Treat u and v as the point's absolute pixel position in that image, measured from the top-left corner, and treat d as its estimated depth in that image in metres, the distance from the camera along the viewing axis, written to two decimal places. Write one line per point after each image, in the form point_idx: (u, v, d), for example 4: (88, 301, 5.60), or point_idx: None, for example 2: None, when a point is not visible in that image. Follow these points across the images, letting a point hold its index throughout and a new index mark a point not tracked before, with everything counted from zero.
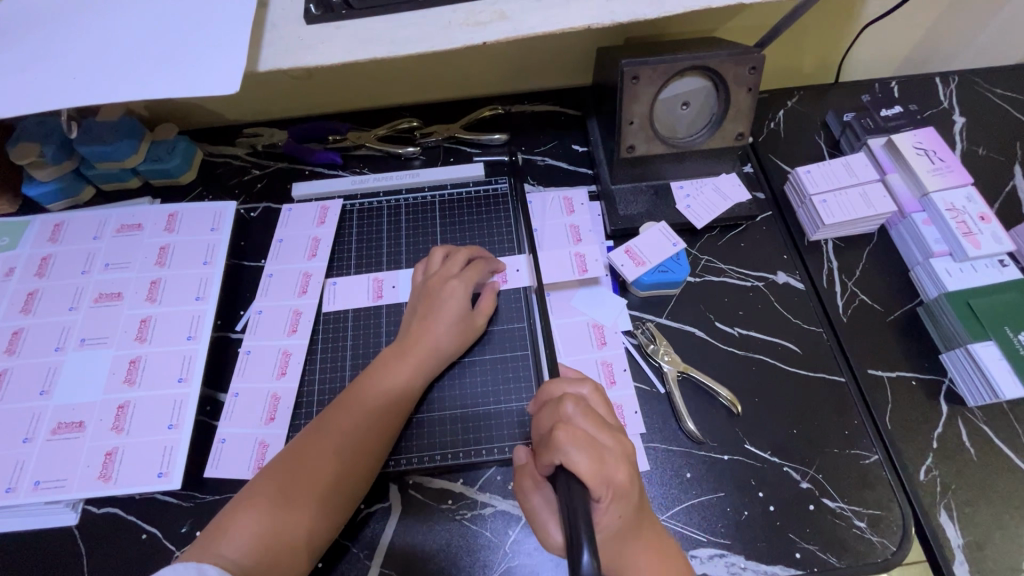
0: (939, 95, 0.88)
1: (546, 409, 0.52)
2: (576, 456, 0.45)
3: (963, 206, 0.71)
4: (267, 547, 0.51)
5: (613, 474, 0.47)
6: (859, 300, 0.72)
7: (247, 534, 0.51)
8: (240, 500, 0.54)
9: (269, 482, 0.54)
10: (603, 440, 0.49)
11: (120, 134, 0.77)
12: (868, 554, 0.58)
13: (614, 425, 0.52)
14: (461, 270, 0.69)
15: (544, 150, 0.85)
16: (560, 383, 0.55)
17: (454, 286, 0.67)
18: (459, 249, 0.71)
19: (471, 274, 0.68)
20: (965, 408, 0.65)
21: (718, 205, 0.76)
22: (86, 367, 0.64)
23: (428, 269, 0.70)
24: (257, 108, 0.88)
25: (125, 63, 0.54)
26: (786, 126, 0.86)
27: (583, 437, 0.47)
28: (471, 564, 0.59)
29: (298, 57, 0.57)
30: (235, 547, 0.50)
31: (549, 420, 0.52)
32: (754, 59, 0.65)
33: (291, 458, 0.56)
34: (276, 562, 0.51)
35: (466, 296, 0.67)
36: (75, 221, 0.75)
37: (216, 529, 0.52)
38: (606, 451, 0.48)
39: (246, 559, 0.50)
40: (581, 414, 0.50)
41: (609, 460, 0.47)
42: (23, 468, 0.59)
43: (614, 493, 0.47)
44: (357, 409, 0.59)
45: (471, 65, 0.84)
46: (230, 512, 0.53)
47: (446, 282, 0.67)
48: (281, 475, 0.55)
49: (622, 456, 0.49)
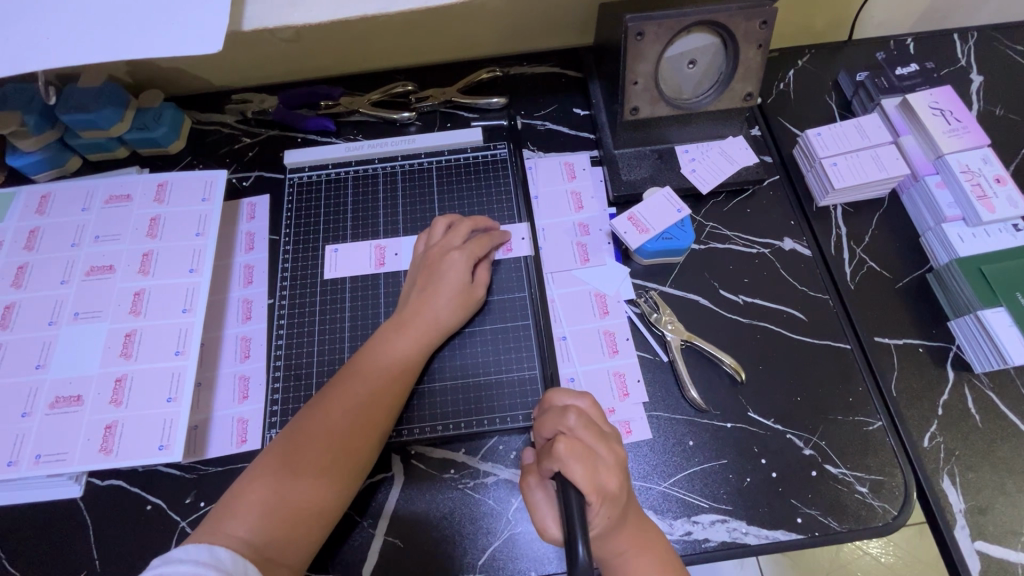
0: (955, 52, 0.84)
1: (548, 417, 0.55)
2: (571, 468, 0.48)
3: (978, 167, 0.69)
4: (279, 524, 0.51)
5: (609, 485, 0.49)
6: (867, 266, 0.70)
7: (256, 513, 0.51)
8: (249, 477, 0.53)
9: (274, 460, 0.54)
10: (599, 450, 0.51)
11: (104, 101, 0.74)
12: (868, 519, 0.59)
13: (612, 433, 0.55)
14: (464, 241, 0.67)
15: (544, 114, 0.82)
16: (562, 393, 0.57)
17: (453, 257, 0.65)
18: (462, 219, 0.69)
19: (474, 245, 0.67)
20: (971, 374, 0.64)
21: (724, 169, 0.74)
22: (80, 340, 0.63)
23: (430, 239, 0.68)
24: (245, 73, 0.84)
25: (103, 22, 0.51)
26: (797, 86, 0.83)
27: (579, 448, 0.49)
28: (474, 532, 0.60)
29: (284, 15, 0.54)
30: (246, 526, 0.50)
31: (550, 429, 0.54)
32: (766, 13, 0.62)
33: (295, 438, 0.55)
34: (287, 540, 0.51)
35: (467, 267, 0.65)
36: (62, 192, 0.72)
37: (226, 507, 0.52)
38: (600, 461, 0.50)
39: (257, 538, 0.50)
40: (582, 425, 0.52)
41: (603, 470, 0.50)
42: (24, 442, 0.59)
43: (606, 501, 0.49)
44: (359, 384, 0.59)
45: (467, 24, 0.80)
46: (237, 492, 0.53)
47: (446, 253, 0.66)
48: (288, 455, 0.54)
49: (617, 465, 0.51)
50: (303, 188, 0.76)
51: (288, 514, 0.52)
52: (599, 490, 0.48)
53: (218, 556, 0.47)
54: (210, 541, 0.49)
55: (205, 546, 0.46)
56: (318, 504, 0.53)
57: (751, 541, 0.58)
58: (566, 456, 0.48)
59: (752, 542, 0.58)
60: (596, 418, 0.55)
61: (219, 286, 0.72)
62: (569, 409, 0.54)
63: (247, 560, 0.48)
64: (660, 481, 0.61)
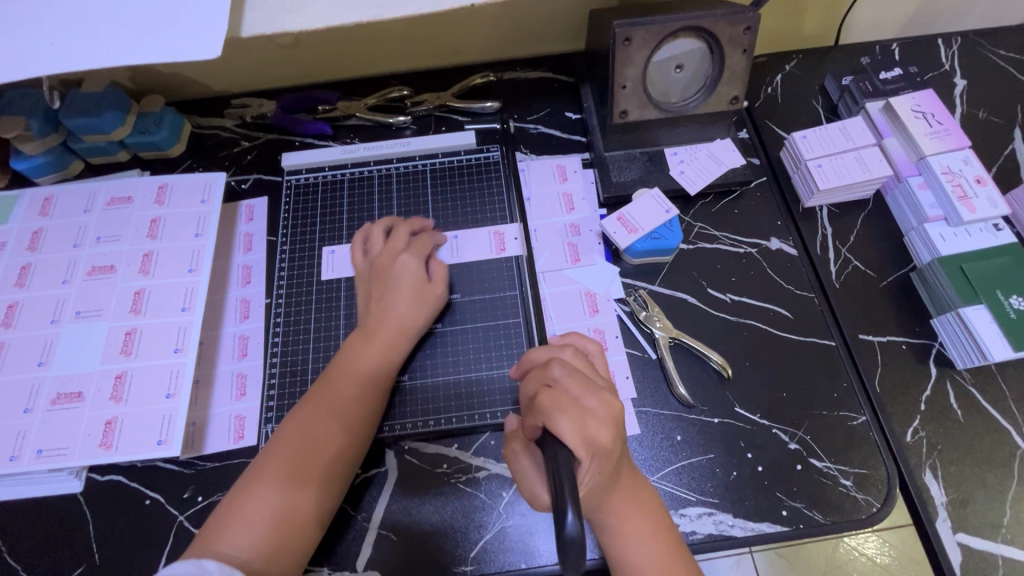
0: (939, 56, 0.86)
1: (533, 374, 0.55)
2: (562, 421, 0.48)
3: (959, 168, 0.70)
4: (269, 538, 0.52)
5: (600, 437, 0.50)
6: (852, 265, 0.72)
7: (244, 525, 0.52)
8: (232, 497, 0.54)
9: (255, 479, 0.55)
10: (588, 405, 0.51)
11: (106, 105, 0.76)
12: (852, 512, 0.60)
13: (603, 385, 0.55)
14: (407, 243, 0.69)
15: (537, 118, 0.83)
16: (547, 351, 0.58)
17: (403, 261, 0.67)
18: (408, 221, 0.71)
19: (417, 247, 0.69)
20: (954, 370, 0.66)
21: (712, 171, 0.76)
22: (81, 339, 0.65)
23: (376, 241, 0.70)
24: (245, 78, 0.86)
25: (106, 29, 0.53)
26: (784, 90, 0.84)
27: (565, 403, 0.50)
28: (466, 525, 0.61)
29: (281, 22, 0.56)
30: (237, 543, 0.52)
31: (535, 384, 0.54)
32: (750, 19, 0.64)
33: (273, 452, 0.57)
34: (278, 546, 0.53)
35: (418, 268, 0.67)
36: (65, 194, 0.74)
37: (213, 528, 0.53)
38: (590, 415, 0.51)
39: (249, 548, 0.51)
40: (566, 376, 0.53)
41: (593, 423, 0.50)
42: (25, 437, 0.60)
43: (597, 454, 0.50)
44: (331, 393, 0.60)
45: (462, 31, 0.82)
46: (224, 509, 0.54)
47: (396, 257, 0.67)
48: (270, 467, 0.56)
49: (607, 419, 0.52)
50: (301, 190, 0.78)
51: (277, 527, 0.53)
52: (590, 444, 0.49)
53: (205, 566, 0.46)
54: (203, 556, 0.50)
55: (193, 560, 0.45)
56: (307, 513, 0.55)
57: (737, 533, 0.59)
58: (556, 412, 0.49)
59: (738, 535, 0.59)
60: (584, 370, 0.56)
61: (218, 285, 0.73)
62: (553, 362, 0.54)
63: (238, 568, 0.49)
64: (650, 474, 0.62)
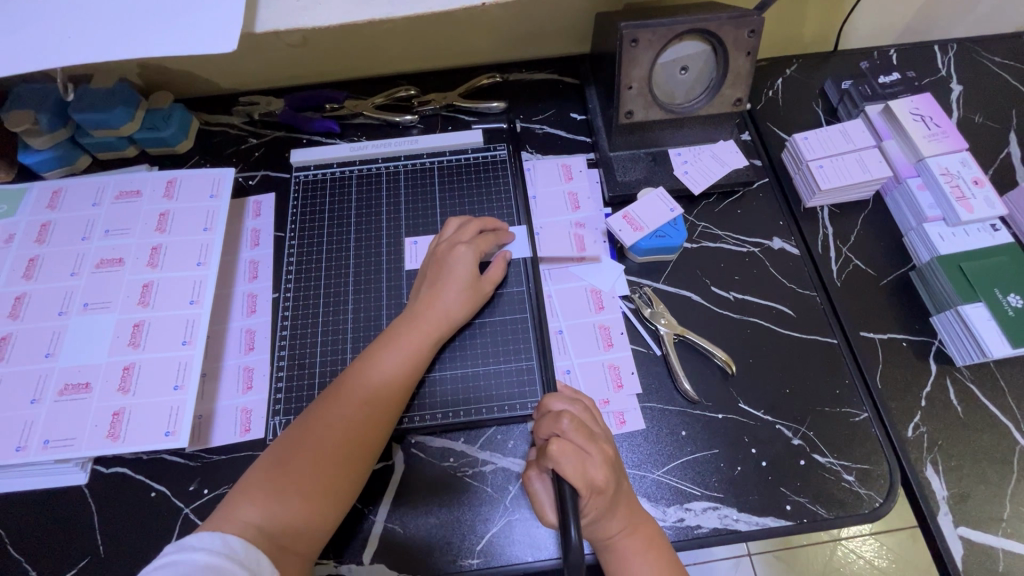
0: (936, 63, 0.88)
1: (544, 421, 0.58)
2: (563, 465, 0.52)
3: (957, 170, 0.72)
4: (293, 513, 0.53)
5: (597, 479, 0.53)
6: (853, 264, 0.73)
7: (270, 501, 0.52)
8: (263, 466, 0.55)
9: (287, 453, 0.55)
10: (589, 450, 0.55)
11: (115, 100, 0.76)
12: (855, 506, 0.60)
13: (603, 435, 0.58)
14: (472, 238, 0.69)
15: (543, 118, 0.85)
16: (559, 398, 0.61)
17: (460, 252, 0.67)
18: (473, 219, 0.71)
19: (481, 243, 0.69)
20: (953, 367, 0.67)
21: (715, 171, 0.77)
22: (89, 330, 0.65)
23: (441, 237, 0.71)
24: (253, 76, 0.87)
25: (122, 22, 0.54)
26: (785, 94, 0.86)
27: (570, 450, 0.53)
28: (471, 519, 0.61)
29: (294, 18, 0.57)
30: (261, 514, 0.52)
31: (546, 432, 0.58)
32: (753, 22, 0.65)
33: (305, 431, 0.57)
34: (300, 527, 0.53)
35: (474, 261, 0.67)
36: (74, 188, 0.74)
37: (239, 496, 0.53)
38: (589, 460, 0.54)
39: (273, 525, 0.51)
40: (573, 427, 0.56)
41: (592, 466, 0.53)
42: (32, 429, 0.60)
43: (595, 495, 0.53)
44: (368, 376, 0.60)
45: (468, 32, 0.83)
46: (251, 481, 0.54)
47: (454, 248, 0.68)
48: (302, 451, 0.55)
49: (606, 464, 0.54)
50: (308, 187, 0.79)
51: (302, 504, 0.53)
52: (588, 485, 0.52)
53: (230, 544, 0.48)
54: (224, 528, 0.50)
55: (218, 534, 0.48)
56: (330, 494, 0.55)
57: (741, 527, 0.60)
58: (558, 456, 0.53)
59: (743, 529, 0.60)
60: (588, 421, 0.59)
61: (225, 280, 0.74)
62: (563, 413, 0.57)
63: (261, 550, 0.49)
64: (654, 469, 0.62)
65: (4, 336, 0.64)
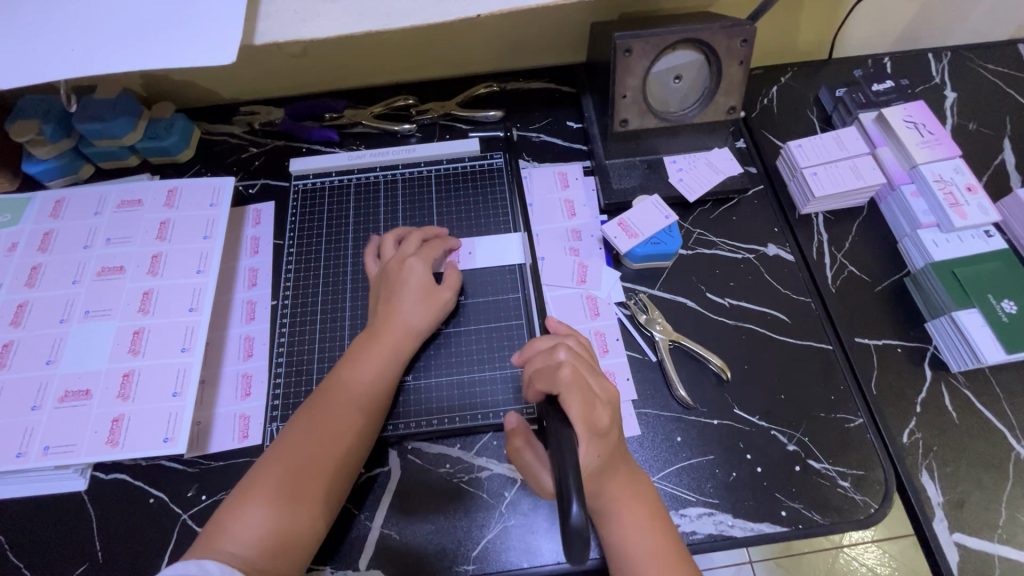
0: (930, 71, 0.89)
1: (539, 354, 0.57)
2: (567, 399, 0.51)
3: (950, 176, 0.72)
4: (267, 539, 0.52)
5: (601, 419, 0.52)
6: (848, 271, 0.73)
7: (244, 531, 0.52)
8: (230, 499, 0.54)
9: (258, 482, 0.55)
10: (589, 382, 0.54)
11: (118, 110, 0.77)
12: (850, 512, 0.60)
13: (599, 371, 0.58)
14: (417, 248, 0.70)
15: (539, 127, 0.86)
16: (551, 337, 0.60)
17: (413, 264, 0.68)
18: (419, 229, 0.72)
19: (428, 252, 0.70)
20: (948, 373, 0.67)
21: (710, 178, 0.77)
22: (89, 338, 0.65)
23: (389, 251, 0.71)
24: (254, 86, 0.88)
25: (125, 35, 0.55)
26: (780, 102, 0.87)
27: (572, 382, 0.52)
28: (468, 524, 0.61)
29: (293, 30, 0.58)
30: (236, 544, 0.51)
31: (541, 363, 0.56)
32: (746, 32, 0.66)
33: (275, 458, 0.57)
34: (283, 546, 0.52)
35: (426, 270, 0.68)
36: (76, 197, 0.75)
37: (213, 531, 0.52)
38: (593, 399, 0.53)
39: (249, 552, 0.51)
40: (573, 359, 0.55)
41: (597, 406, 0.53)
42: (32, 435, 0.61)
43: (598, 437, 0.52)
44: (332, 401, 0.60)
45: (466, 42, 0.84)
46: (222, 515, 0.53)
47: (404, 261, 0.68)
48: (273, 473, 0.55)
49: (608, 402, 0.54)
50: (307, 195, 0.80)
51: (276, 528, 0.53)
52: (593, 424, 0.52)
53: (206, 569, 0.47)
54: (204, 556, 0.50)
55: (193, 562, 0.47)
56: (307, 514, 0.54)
57: (736, 533, 0.60)
58: (561, 386, 0.52)
59: (738, 535, 0.60)
60: (585, 356, 0.58)
61: (224, 287, 0.74)
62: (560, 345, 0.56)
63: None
64: (650, 475, 0.63)
65: (6, 343, 0.65)
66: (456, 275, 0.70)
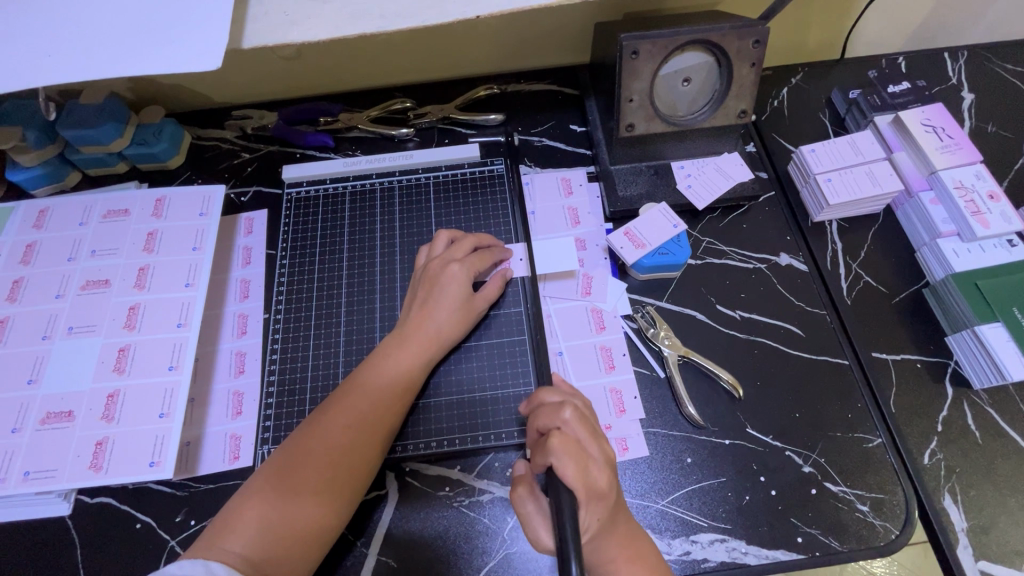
0: (947, 71, 0.85)
1: (544, 411, 0.55)
2: (563, 464, 0.49)
3: (971, 183, 0.69)
4: (275, 543, 0.50)
5: (598, 483, 0.50)
6: (863, 281, 0.70)
7: (254, 533, 0.50)
8: (244, 494, 0.53)
9: (270, 483, 0.53)
10: (589, 446, 0.52)
11: (104, 116, 0.74)
12: (870, 538, 0.58)
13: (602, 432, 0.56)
14: (465, 255, 0.66)
15: (542, 131, 0.83)
16: (560, 390, 0.58)
17: (454, 270, 0.64)
18: (466, 235, 0.69)
19: (475, 261, 0.66)
20: (970, 390, 0.64)
21: (719, 185, 0.74)
22: (72, 356, 0.63)
23: (431, 252, 0.68)
24: (246, 89, 0.85)
25: (104, 39, 0.52)
26: (790, 104, 0.84)
27: (571, 447, 0.51)
28: (468, 551, 0.59)
29: (282, 34, 0.55)
30: (243, 544, 0.49)
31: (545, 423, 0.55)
32: (758, 32, 0.63)
33: (290, 457, 0.54)
34: (284, 557, 0.50)
35: (467, 281, 0.65)
36: (61, 206, 0.72)
37: (220, 526, 0.51)
38: (590, 460, 0.51)
39: (255, 554, 0.49)
40: (575, 420, 0.53)
41: (594, 467, 0.51)
42: (12, 459, 0.58)
43: (595, 500, 0.50)
44: (355, 404, 0.58)
45: (464, 43, 0.81)
46: (233, 510, 0.51)
47: (445, 266, 0.65)
48: (284, 473, 0.53)
49: (607, 465, 0.52)
50: (301, 204, 0.77)
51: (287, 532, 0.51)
52: (588, 487, 0.50)
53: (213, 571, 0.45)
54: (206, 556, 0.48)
55: (200, 562, 0.45)
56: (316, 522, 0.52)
57: (750, 561, 0.57)
58: (558, 452, 0.50)
59: (752, 562, 0.57)
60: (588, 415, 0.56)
61: (215, 300, 0.72)
62: (564, 404, 0.54)
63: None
64: (658, 499, 0.60)
65: None
66: (497, 283, 0.67)
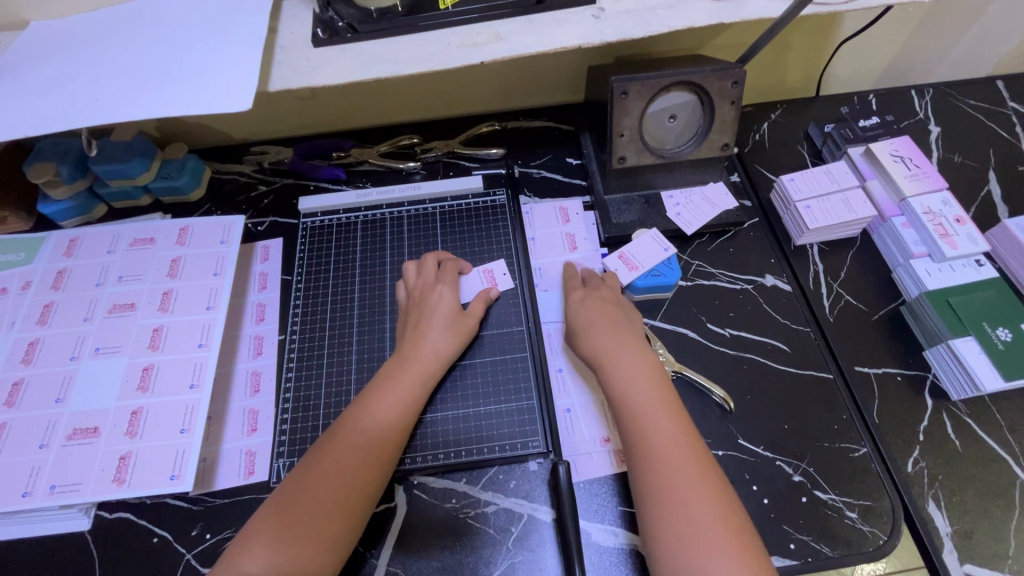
0: (914, 106, 0.92)
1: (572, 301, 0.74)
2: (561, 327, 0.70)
3: (939, 208, 0.74)
4: (289, 558, 0.52)
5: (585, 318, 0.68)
6: (844, 300, 0.75)
7: (267, 549, 0.52)
8: (257, 521, 0.55)
9: (281, 504, 0.55)
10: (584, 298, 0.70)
11: (133, 152, 0.80)
12: (859, 544, 0.60)
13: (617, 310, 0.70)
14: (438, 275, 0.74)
15: (540, 163, 0.88)
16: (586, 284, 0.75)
17: (440, 291, 0.71)
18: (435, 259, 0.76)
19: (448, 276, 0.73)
20: (948, 401, 0.67)
21: (706, 212, 0.80)
22: (99, 375, 0.66)
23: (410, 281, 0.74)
24: (265, 127, 0.91)
25: (145, 85, 0.58)
26: (771, 137, 0.90)
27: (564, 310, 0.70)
28: (474, 561, 0.61)
29: (304, 78, 0.61)
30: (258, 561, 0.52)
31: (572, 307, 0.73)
32: (735, 74, 0.69)
33: (299, 479, 0.57)
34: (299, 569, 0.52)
35: (451, 300, 0.71)
36: (90, 236, 0.77)
37: (237, 548, 0.53)
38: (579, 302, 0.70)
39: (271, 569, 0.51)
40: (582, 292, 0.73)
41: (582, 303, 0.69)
42: (39, 473, 0.61)
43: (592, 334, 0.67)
44: (357, 425, 0.61)
45: (468, 84, 0.88)
46: (248, 534, 0.54)
47: (430, 289, 0.71)
48: (293, 494, 0.56)
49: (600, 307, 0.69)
50: (316, 232, 0.82)
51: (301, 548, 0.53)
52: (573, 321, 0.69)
53: None
54: None
55: None
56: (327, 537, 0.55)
57: None
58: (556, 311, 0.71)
59: None
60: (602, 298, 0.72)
61: (232, 323, 0.76)
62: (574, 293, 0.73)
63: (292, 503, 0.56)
64: None
65: (16, 382, 0.66)
66: (485, 301, 0.72)
